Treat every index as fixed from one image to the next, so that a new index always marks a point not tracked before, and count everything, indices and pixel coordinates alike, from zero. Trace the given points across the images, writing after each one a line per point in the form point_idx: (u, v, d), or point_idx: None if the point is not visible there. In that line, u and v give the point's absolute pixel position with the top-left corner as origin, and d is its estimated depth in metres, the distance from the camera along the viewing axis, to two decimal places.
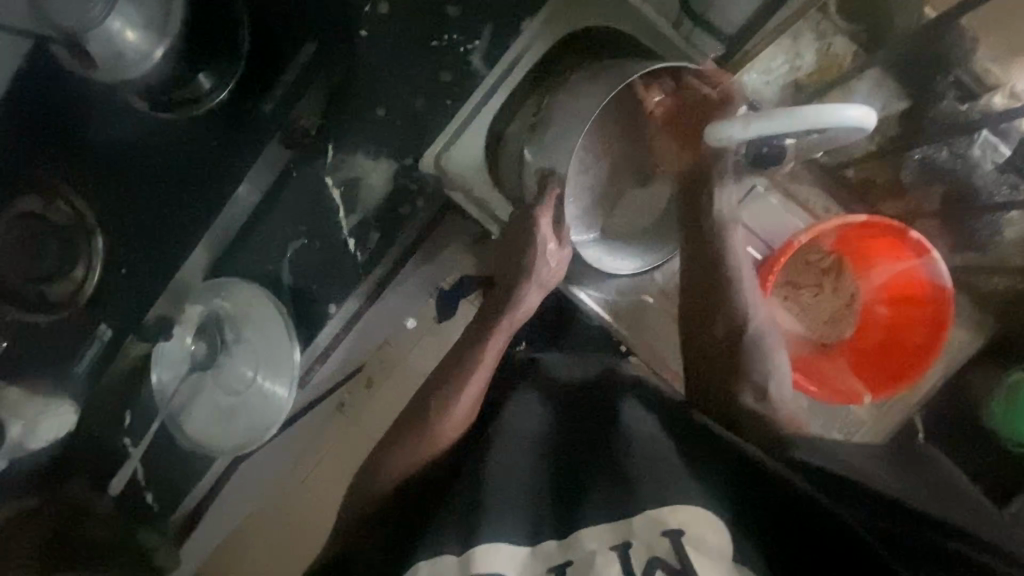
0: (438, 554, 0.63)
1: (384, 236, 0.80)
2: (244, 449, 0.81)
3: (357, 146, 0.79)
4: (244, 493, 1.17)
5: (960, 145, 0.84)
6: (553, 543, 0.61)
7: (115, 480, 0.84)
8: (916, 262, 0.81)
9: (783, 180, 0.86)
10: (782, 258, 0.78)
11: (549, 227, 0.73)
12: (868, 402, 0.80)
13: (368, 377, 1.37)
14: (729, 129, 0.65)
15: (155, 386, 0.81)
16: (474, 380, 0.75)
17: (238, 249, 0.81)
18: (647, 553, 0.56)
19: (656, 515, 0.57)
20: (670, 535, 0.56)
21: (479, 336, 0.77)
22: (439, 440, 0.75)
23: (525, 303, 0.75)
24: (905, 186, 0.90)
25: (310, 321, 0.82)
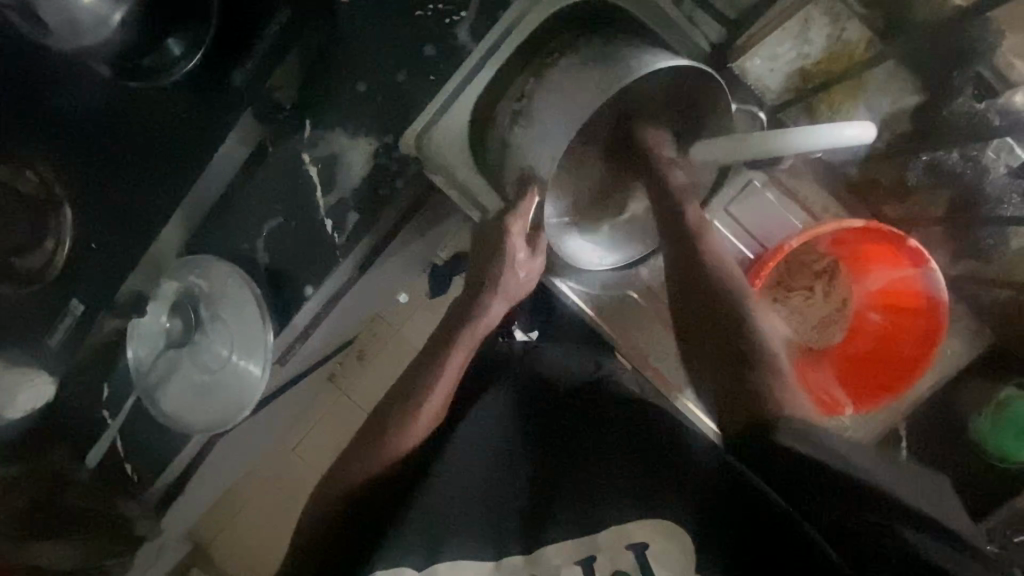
0: (401, 567, 0.74)
1: (363, 218, 0.77)
2: (218, 428, 0.81)
3: (336, 121, 0.75)
4: (224, 466, 1.17)
5: (971, 147, 0.81)
6: (517, 559, 0.74)
7: (94, 450, 0.83)
8: (912, 272, 0.78)
9: (785, 176, 0.82)
10: (771, 262, 0.75)
11: (519, 241, 0.73)
12: (850, 413, 0.79)
13: (359, 349, 1.37)
14: (718, 149, 0.66)
15: (132, 360, 0.80)
16: (440, 389, 0.78)
17: (213, 222, 0.78)
18: (612, 565, 0.71)
19: (620, 530, 0.73)
20: (634, 547, 0.71)
21: (447, 343, 0.78)
22: (406, 437, 0.78)
23: (489, 314, 0.77)
24: (910, 188, 0.86)
25: (284, 304, 0.80)
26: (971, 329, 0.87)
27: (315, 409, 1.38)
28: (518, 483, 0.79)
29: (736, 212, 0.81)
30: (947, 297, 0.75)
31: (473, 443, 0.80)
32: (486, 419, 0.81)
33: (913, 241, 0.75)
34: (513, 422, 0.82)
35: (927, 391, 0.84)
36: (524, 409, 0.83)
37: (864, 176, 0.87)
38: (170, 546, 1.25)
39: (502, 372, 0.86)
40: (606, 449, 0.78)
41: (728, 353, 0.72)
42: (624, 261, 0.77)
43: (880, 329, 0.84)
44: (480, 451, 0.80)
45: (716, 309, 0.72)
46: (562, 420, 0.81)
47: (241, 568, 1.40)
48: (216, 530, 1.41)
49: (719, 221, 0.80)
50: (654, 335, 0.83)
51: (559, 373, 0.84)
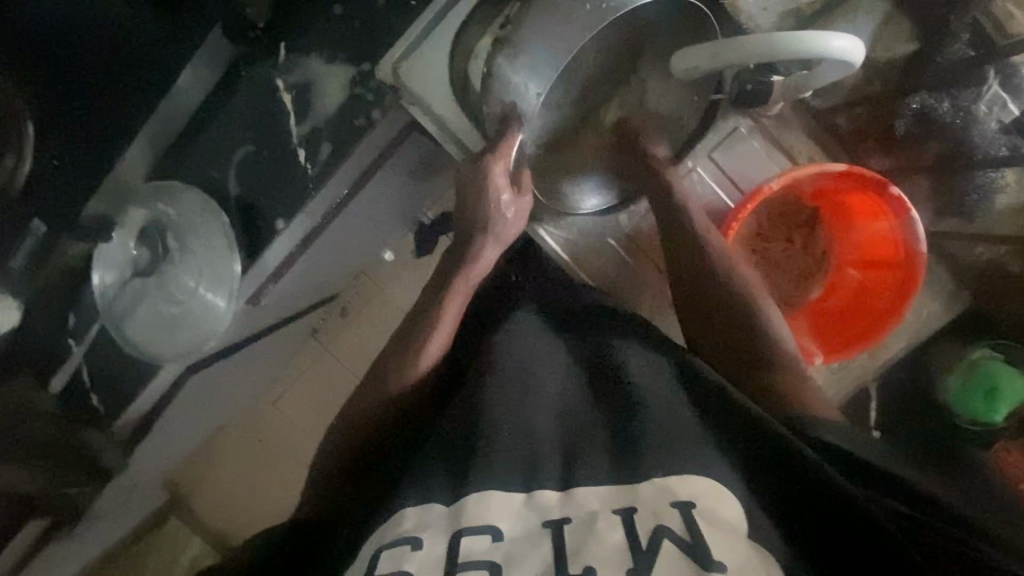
0: (428, 501, 0.57)
1: (336, 149, 0.74)
2: (188, 357, 0.80)
3: (312, 46, 0.73)
4: (197, 419, 1.14)
5: (964, 97, 0.83)
6: (550, 494, 0.55)
7: (58, 377, 0.82)
8: (893, 223, 0.80)
9: (768, 123, 0.82)
10: (748, 207, 0.76)
11: (502, 175, 0.68)
12: (821, 364, 0.80)
13: (342, 305, 1.32)
14: (700, 57, 0.63)
15: (98, 288, 0.78)
16: (442, 329, 0.72)
17: (182, 148, 0.77)
18: (653, 520, 0.51)
19: (665, 484, 0.53)
20: (680, 505, 0.51)
21: (440, 291, 0.73)
22: (407, 380, 0.71)
23: (484, 258, 0.73)
24: (898, 138, 0.89)
25: (256, 237, 0.77)
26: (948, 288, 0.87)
27: (295, 364, 1.34)
28: (550, 417, 0.64)
29: (720, 160, 0.81)
30: (925, 249, 0.78)
31: (491, 368, 0.68)
32: (510, 347, 0.70)
33: (896, 190, 0.78)
34: (542, 352, 0.71)
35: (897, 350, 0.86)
36: (558, 338, 0.73)
37: (853, 128, 0.90)
38: (142, 493, 1.22)
39: (516, 299, 0.78)
40: (643, 383, 0.65)
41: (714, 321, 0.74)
42: (604, 207, 0.79)
43: (856, 286, 0.85)
44: (501, 375, 0.67)
45: (699, 259, 0.74)
46: (596, 351, 0.71)
47: (230, 525, 1.35)
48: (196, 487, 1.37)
49: (702, 168, 0.81)
50: (635, 290, 0.83)
51: (579, 306, 0.77)
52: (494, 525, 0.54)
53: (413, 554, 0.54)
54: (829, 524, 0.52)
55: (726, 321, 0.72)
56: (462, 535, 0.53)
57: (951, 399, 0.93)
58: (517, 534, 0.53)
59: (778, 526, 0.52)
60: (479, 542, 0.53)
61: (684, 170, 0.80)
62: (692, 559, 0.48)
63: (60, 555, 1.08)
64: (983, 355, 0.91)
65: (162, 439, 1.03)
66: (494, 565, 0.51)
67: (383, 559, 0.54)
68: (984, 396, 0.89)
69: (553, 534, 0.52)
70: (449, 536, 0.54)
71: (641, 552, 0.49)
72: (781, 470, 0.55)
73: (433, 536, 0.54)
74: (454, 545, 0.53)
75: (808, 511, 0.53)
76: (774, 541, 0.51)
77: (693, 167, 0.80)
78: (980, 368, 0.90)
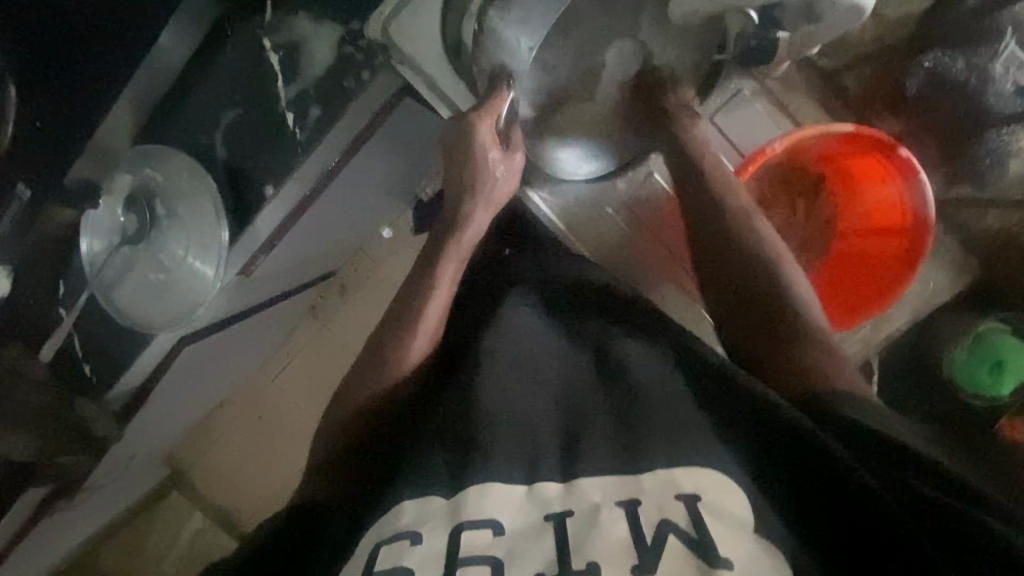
0: (429, 495, 0.57)
1: (325, 112, 0.72)
2: (177, 326, 0.78)
3: (300, 6, 0.72)
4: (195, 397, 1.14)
5: (978, 57, 0.81)
6: (552, 487, 0.54)
7: (48, 345, 0.80)
8: (900, 187, 0.80)
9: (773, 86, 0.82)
10: (752, 166, 0.76)
11: (489, 136, 0.66)
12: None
13: (341, 282, 1.30)
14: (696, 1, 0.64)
15: (86, 255, 0.77)
16: (441, 294, 0.70)
17: (168, 114, 0.76)
18: (657, 514, 0.50)
19: (670, 476, 0.52)
20: (685, 499, 0.50)
21: (430, 263, 0.71)
22: (407, 358, 0.69)
23: (473, 224, 0.71)
24: (907, 102, 0.86)
25: (245, 203, 0.75)
26: (957, 260, 0.85)
27: (293, 341, 1.33)
28: (552, 406, 0.63)
29: (723, 124, 0.81)
30: (933, 213, 0.78)
31: (494, 354, 0.66)
32: (511, 331, 0.69)
33: (904, 151, 0.78)
34: (546, 340, 0.69)
35: (904, 321, 0.84)
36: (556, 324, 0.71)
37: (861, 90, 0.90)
38: (141, 466, 1.22)
39: (514, 278, 0.76)
40: (650, 375, 0.63)
41: (725, 273, 0.71)
42: (601, 172, 0.76)
43: (857, 255, 0.83)
44: (503, 363, 0.66)
45: (707, 213, 0.73)
46: (596, 336, 0.69)
47: (229, 503, 1.36)
48: (196, 464, 1.37)
49: (704, 131, 0.80)
50: (636, 265, 0.81)
51: (582, 279, 0.75)
52: (494, 519, 0.53)
53: (413, 550, 0.53)
54: (835, 506, 0.51)
55: (736, 284, 0.70)
56: (462, 528, 0.53)
57: (957, 374, 0.92)
58: (517, 528, 0.52)
59: (782, 505, 0.52)
60: (481, 535, 0.52)
61: None
62: (699, 557, 0.47)
63: (60, 526, 1.08)
64: (990, 329, 0.89)
65: (160, 415, 1.03)
66: (495, 559, 0.51)
67: (384, 552, 0.54)
68: (990, 370, 0.89)
69: (556, 529, 0.51)
70: (449, 531, 0.53)
71: (645, 550, 0.49)
72: (792, 453, 0.54)
73: (434, 528, 0.54)
74: (454, 539, 0.52)
75: (813, 491, 0.52)
76: (780, 528, 0.50)
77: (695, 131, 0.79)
78: (988, 341, 0.89)
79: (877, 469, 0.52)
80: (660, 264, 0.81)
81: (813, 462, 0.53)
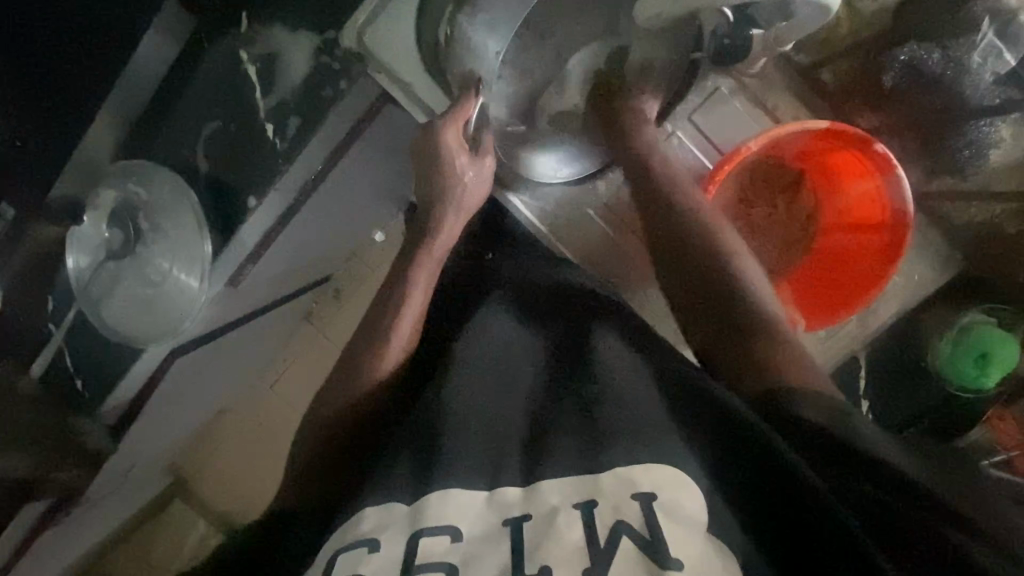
0: (392, 502, 0.57)
1: (304, 122, 0.72)
2: (163, 340, 0.78)
3: (276, 17, 0.72)
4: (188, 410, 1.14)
5: (958, 47, 0.80)
6: (512, 491, 0.54)
7: (38, 362, 0.81)
8: (880, 182, 0.79)
9: (752, 83, 0.81)
10: (726, 166, 0.74)
11: (454, 140, 0.66)
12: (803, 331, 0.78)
13: (334, 288, 1.30)
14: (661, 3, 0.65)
15: (71, 271, 0.78)
16: (415, 301, 0.70)
17: (146, 128, 0.76)
18: (613, 515, 0.50)
19: (629, 475, 0.52)
20: (642, 498, 0.50)
21: (405, 269, 0.71)
22: (382, 367, 0.68)
23: (446, 229, 0.71)
24: (889, 94, 0.86)
25: (228, 215, 0.74)
26: (940, 253, 0.86)
27: (288, 348, 1.33)
28: (523, 408, 0.63)
29: (701, 123, 0.80)
30: (913, 207, 0.76)
31: (467, 358, 0.68)
32: (483, 338, 0.69)
33: (881, 146, 0.76)
34: (519, 342, 0.70)
35: (884, 316, 0.85)
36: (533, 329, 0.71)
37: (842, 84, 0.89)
38: (140, 478, 1.22)
39: (493, 282, 0.77)
40: (619, 372, 0.62)
41: (688, 274, 0.70)
42: (579, 174, 0.78)
43: (839, 250, 0.84)
44: (476, 369, 0.66)
45: (676, 215, 0.72)
46: (570, 340, 0.69)
47: (223, 509, 1.36)
48: (193, 473, 1.38)
49: (680, 130, 0.80)
50: (619, 266, 0.81)
51: (558, 281, 0.75)
52: (452, 525, 0.53)
53: (371, 556, 0.53)
54: (787, 512, 0.51)
55: (695, 289, 0.69)
56: (421, 535, 0.53)
57: (942, 365, 0.93)
58: (477, 533, 0.52)
59: (733, 507, 0.51)
60: (439, 541, 0.52)
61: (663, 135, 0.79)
62: (651, 558, 0.47)
63: (59, 541, 1.08)
64: (976, 321, 0.91)
65: (153, 431, 1.04)
66: (451, 565, 0.51)
67: (340, 562, 0.54)
68: (976, 361, 0.89)
69: (513, 533, 0.51)
70: (408, 536, 0.53)
71: (599, 551, 0.48)
72: (744, 454, 0.54)
73: (394, 535, 0.54)
74: (411, 546, 0.52)
75: (766, 495, 0.52)
76: (736, 529, 0.50)
77: (674, 131, 0.80)
78: (974, 333, 0.89)
79: (828, 475, 0.52)
80: (644, 266, 0.81)
81: (762, 465, 0.53)
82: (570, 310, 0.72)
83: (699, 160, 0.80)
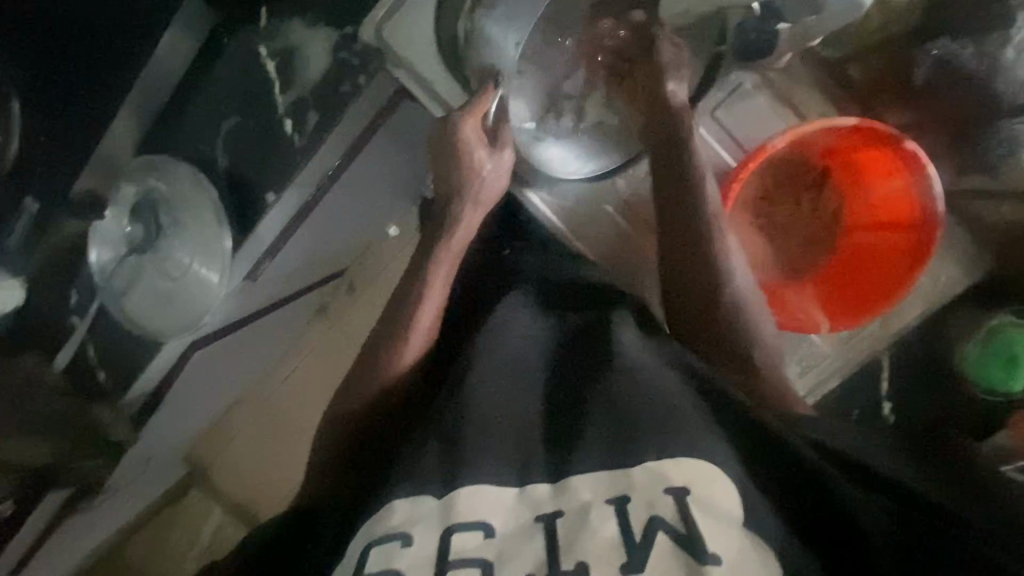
0: (419, 495, 0.57)
1: (323, 117, 0.72)
2: (183, 334, 0.79)
3: (294, 12, 0.72)
4: (207, 400, 1.15)
5: (990, 42, 0.78)
6: (543, 487, 0.55)
7: (62, 354, 0.82)
8: (907, 180, 0.78)
9: (776, 77, 0.80)
10: (751, 163, 0.74)
11: (473, 131, 0.66)
12: (825, 331, 0.79)
13: (349, 282, 1.31)
14: None
15: (94, 265, 0.78)
16: (433, 296, 0.70)
17: (166, 123, 0.77)
18: (647, 511, 0.51)
19: (658, 470, 0.53)
20: (674, 493, 0.51)
21: (422, 266, 0.71)
22: (400, 362, 0.69)
23: (463, 224, 0.71)
24: (916, 90, 0.84)
25: (247, 209, 0.75)
26: (970, 253, 0.84)
27: (305, 340, 1.34)
28: (543, 405, 0.63)
29: (724, 118, 0.80)
30: (943, 206, 0.77)
31: (486, 352, 0.67)
32: (508, 331, 0.69)
33: (910, 143, 0.76)
34: (539, 338, 0.69)
35: (908, 316, 0.84)
36: (554, 323, 0.71)
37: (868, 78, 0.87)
38: (160, 466, 1.25)
39: (512, 278, 0.77)
40: (639, 360, 0.62)
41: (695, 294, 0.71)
42: (599, 172, 0.74)
43: (863, 247, 0.83)
44: (498, 362, 0.66)
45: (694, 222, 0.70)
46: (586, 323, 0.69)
47: (240, 499, 1.38)
48: (209, 462, 1.40)
49: (703, 126, 0.79)
50: (636, 265, 0.81)
51: (577, 277, 0.75)
52: (484, 521, 0.54)
53: (404, 552, 0.54)
54: (826, 514, 0.53)
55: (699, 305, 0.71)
56: (452, 531, 0.54)
57: (971, 368, 0.93)
58: (508, 529, 0.54)
59: (774, 510, 0.54)
60: (471, 538, 0.53)
61: None
62: (690, 554, 0.49)
63: (80, 527, 1.10)
64: (1001, 322, 0.91)
65: (175, 419, 1.06)
66: (486, 561, 0.53)
67: (374, 555, 0.55)
68: (1003, 366, 0.90)
69: (546, 530, 0.53)
70: (439, 533, 0.54)
71: (636, 549, 0.50)
72: (786, 458, 0.55)
73: (426, 529, 0.55)
74: (445, 542, 0.54)
75: (809, 503, 0.54)
76: (767, 522, 0.51)
77: (696, 127, 0.79)
78: (999, 336, 0.90)
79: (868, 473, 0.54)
80: (661, 265, 0.81)
81: (806, 475, 0.54)
82: (593, 299, 0.72)
83: (723, 158, 0.80)
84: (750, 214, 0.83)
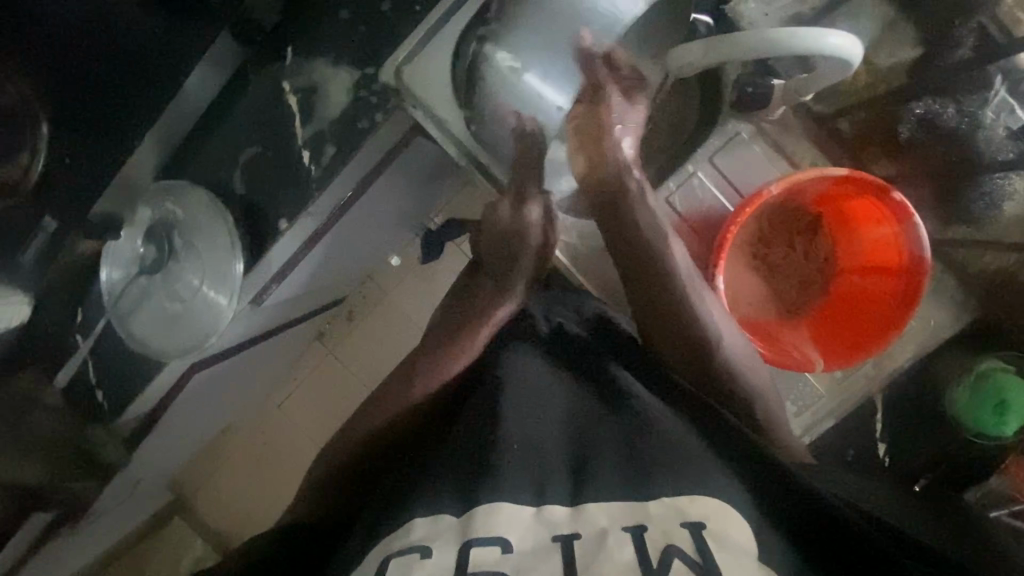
0: (438, 513, 0.58)
1: (340, 150, 0.75)
2: (185, 356, 0.78)
3: (318, 52, 0.76)
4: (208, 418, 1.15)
5: (970, 103, 0.84)
6: (559, 509, 0.56)
7: (63, 371, 0.82)
8: (896, 229, 0.80)
9: (771, 128, 0.85)
10: (750, 207, 0.77)
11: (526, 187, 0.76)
12: (820, 370, 0.80)
13: (349, 308, 1.31)
14: (697, 53, 0.65)
15: (105, 283, 0.79)
16: (482, 337, 0.75)
17: (184, 151, 0.80)
18: (664, 539, 0.51)
19: (674, 504, 0.54)
20: (690, 526, 0.52)
21: (462, 303, 0.78)
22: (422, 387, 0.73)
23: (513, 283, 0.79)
24: (901, 143, 0.90)
25: (261, 236, 0.77)
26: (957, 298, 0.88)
27: (304, 367, 1.34)
28: (558, 429, 0.65)
29: (722, 165, 0.84)
30: (929, 256, 0.77)
31: (506, 383, 0.69)
32: (519, 367, 0.70)
33: (898, 195, 0.77)
34: (549, 373, 0.70)
35: (904, 359, 0.86)
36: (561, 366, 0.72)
37: (858, 131, 0.92)
38: (147, 491, 1.22)
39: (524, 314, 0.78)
40: (652, 407, 0.66)
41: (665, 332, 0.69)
42: None
43: (860, 291, 0.86)
44: (513, 396, 0.67)
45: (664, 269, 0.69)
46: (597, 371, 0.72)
47: (227, 525, 1.35)
48: (198, 487, 1.37)
49: (702, 171, 0.84)
50: None
51: (589, 316, 0.78)
52: (503, 537, 0.54)
53: (422, 563, 0.54)
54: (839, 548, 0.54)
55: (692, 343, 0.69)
56: (472, 544, 0.54)
57: (962, 409, 0.93)
58: (526, 547, 0.53)
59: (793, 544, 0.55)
60: (488, 553, 0.53)
61: (684, 176, 0.83)
62: None
63: (60, 554, 1.07)
64: (990, 366, 0.92)
65: (171, 438, 1.06)
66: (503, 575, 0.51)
67: (393, 566, 0.54)
68: (994, 408, 0.89)
69: (563, 548, 0.52)
70: (460, 545, 0.54)
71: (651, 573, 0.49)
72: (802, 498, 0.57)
73: (443, 546, 0.55)
74: (463, 555, 0.53)
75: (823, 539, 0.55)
76: (779, 555, 0.52)
77: (695, 172, 0.83)
78: (988, 379, 0.90)
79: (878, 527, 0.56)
80: None
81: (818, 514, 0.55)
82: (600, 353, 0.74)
83: (723, 201, 0.84)
84: (747, 258, 0.90)
